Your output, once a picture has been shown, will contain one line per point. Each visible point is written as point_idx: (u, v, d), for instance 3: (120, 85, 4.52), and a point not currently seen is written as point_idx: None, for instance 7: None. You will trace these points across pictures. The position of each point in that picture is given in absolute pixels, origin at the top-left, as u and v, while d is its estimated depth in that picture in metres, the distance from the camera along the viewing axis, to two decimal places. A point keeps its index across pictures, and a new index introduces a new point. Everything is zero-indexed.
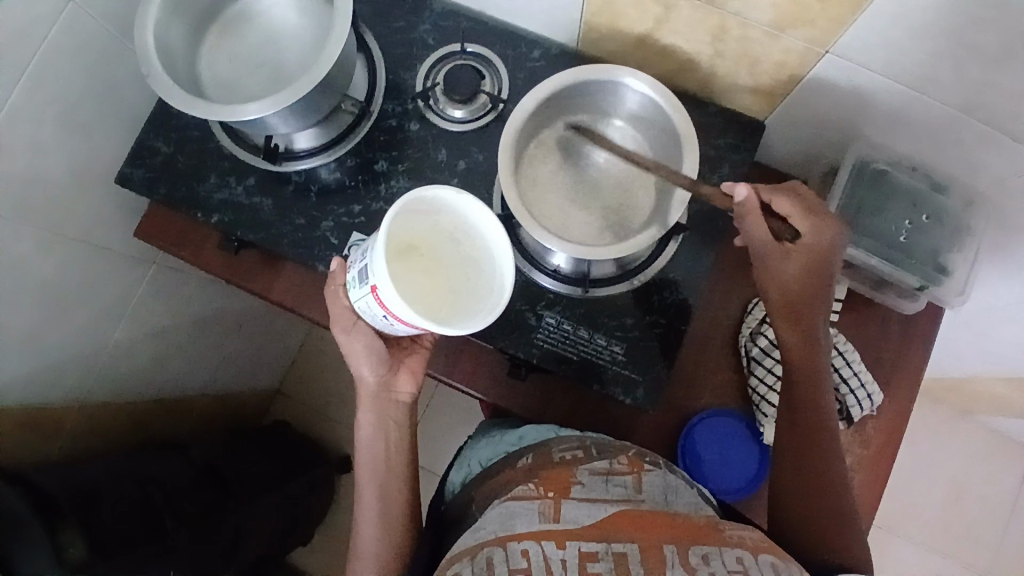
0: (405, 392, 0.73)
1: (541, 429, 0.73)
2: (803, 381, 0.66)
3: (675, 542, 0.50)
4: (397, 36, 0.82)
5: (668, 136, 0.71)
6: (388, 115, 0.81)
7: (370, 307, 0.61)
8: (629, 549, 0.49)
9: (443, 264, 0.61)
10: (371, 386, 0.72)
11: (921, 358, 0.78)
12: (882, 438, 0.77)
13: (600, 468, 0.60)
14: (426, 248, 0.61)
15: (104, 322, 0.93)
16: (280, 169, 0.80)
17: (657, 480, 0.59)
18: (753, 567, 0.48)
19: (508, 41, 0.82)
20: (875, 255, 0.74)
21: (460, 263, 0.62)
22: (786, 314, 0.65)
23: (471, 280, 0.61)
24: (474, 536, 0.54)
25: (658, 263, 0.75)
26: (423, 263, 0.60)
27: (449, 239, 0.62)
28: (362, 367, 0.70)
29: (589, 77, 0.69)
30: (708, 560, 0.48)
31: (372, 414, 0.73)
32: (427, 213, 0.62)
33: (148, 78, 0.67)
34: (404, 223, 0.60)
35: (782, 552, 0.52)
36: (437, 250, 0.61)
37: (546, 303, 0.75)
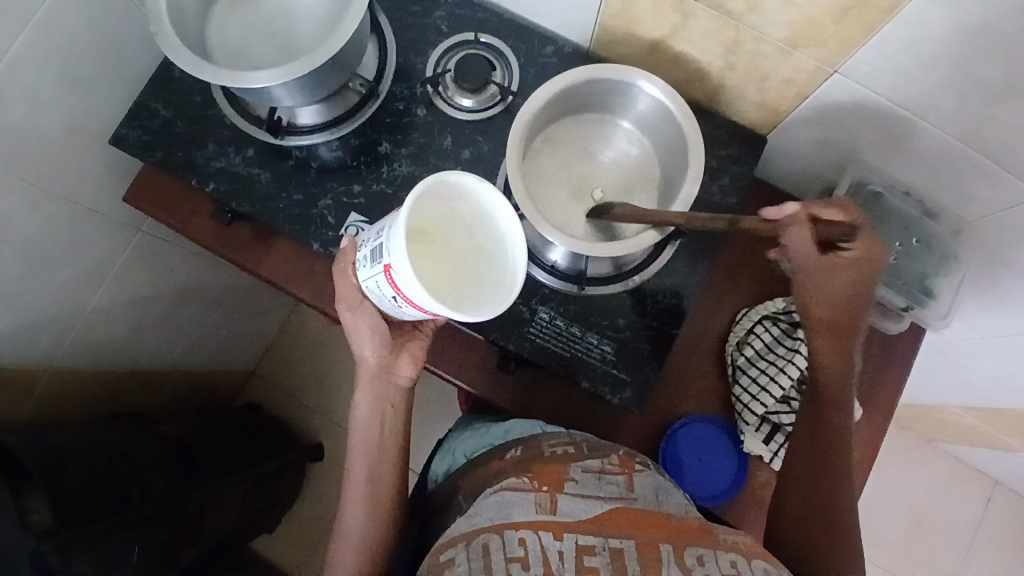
0: (405, 374, 0.73)
1: (527, 423, 0.73)
2: (826, 393, 0.68)
3: (672, 542, 0.51)
4: (411, 21, 0.82)
5: (674, 140, 0.71)
6: (396, 98, 0.80)
7: (380, 288, 0.61)
8: (626, 544, 0.50)
9: (456, 251, 0.61)
10: (371, 367, 0.71)
11: (899, 380, 0.80)
12: (856, 454, 0.79)
13: (592, 465, 0.60)
14: (439, 234, 0.61)
15: (84, 285, 0.90)
16: (280, 142, 0.78)
17: (648, 482, 0.60)
18: (746, 571, 0.49)
19: (522, 36, 0.82)
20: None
21: (472, 250, 0.62)
22: (824, 329, 0.67)
23: (483, 268, 0.62)
24: (468, 522, 0.54)
25: (653, 267, 0.76)
26: (439, 250, 0.61)
27: (463, 226, 0.62)
28: (365, 347, 0.70)
29: (603, 76, 0.69)
30: (703, 561, 0.49)
31: (371, 395, 0.73)
32: (445, 196, 0.62)
33: (157, 35, 0.66)
34: (423, 206, 0.60)
35: (772, 558, 0.53)
36: (451, 236, 0.62)
37: (540, 298, 0.75)
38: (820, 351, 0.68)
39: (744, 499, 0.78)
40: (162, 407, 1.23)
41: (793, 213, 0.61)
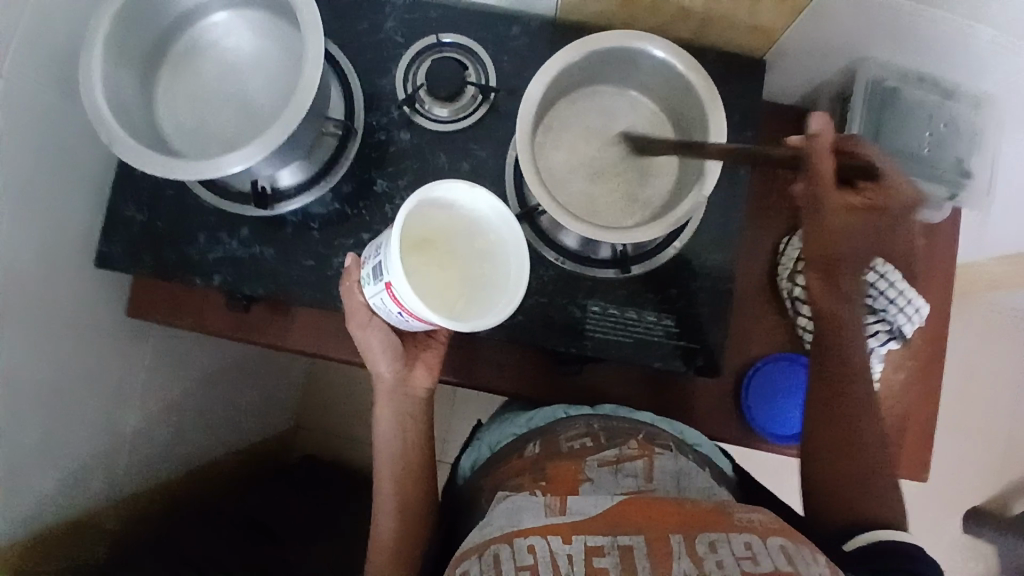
0: (422, 386, 0.72)
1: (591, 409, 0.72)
2: (829, 333, 0.66)
3: (683, 531, 0.48)
4: (365, 42, 0.75)
5: (679, 92, 0.67)
6: (375, 129, 0.75)
7: (386, 304, 0.60)
8: (636, 541, 0.48)
9: (461, 257, 0.60)
10: (388, 382, 0.70)
11: (946, 266, 0.81)
12: (927, 348, 0.80)
13: (609, 457, 0.61)
14: (441, 243, 0.60)
15: (117, 409, 0.86)
16: (272, 212, 0.73)
17: (668, 466, 0.60)
18: (762, 551, 0.46)
19: (483, 24, 0.76)
20: (903, 173, 0.74)
21: (473, 255, 0.60)
22: (817, 265, 0.64)
23: (492, 268, 0.60)
24: (482, 533, 0.53)
25: (687, 230, 0.73)
26: (437, 257, 0.59)
27: (463, 232, 0.60)
28: (380, 362, 0.68)
29: (596, 45, 0.64)
30: (715, 547, 0.46)
31: (389, 409, 0.72)
32: (438, 204, 0.60)
33: (113, 146, 0.59)
34: (418, 218, 0.59)
35: (794, 531, 0.50)
36: (455, 241, 0.60)
37: (586, 292, 0.73)
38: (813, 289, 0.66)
39: None
40: None
41: (821, 126, 0.56)
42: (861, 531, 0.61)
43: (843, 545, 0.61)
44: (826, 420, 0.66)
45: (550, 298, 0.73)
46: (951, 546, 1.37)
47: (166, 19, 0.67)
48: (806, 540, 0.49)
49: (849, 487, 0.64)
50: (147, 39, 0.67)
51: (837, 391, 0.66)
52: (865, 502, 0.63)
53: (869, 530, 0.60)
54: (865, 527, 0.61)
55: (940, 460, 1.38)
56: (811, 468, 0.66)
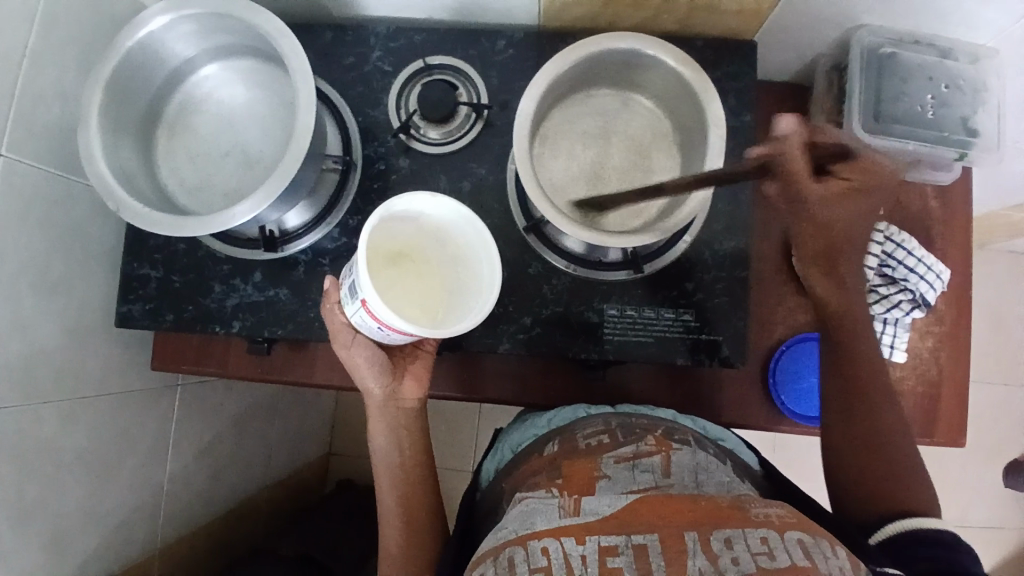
0: (412, 399, 0.73)
1: (621, 407, 0.72)
2: (837, 319, 0.68)
3: (696, 528, 0.48)
4: (354, 76, 0.76)
5: (672, 88, 0.67)
6: (374, 159, 0.75)
7: (365, 322, 0.61)
8: (648, 540, 0.48)
9: (433, 269, 0.63)
10: (378, 397, 0.71)
11: (964, 222, 0.79)
12: (953, 312, 0.80)
13: (625, 453, 0.60)
14: (414, 253, 0.63)
15: (153, 461, 0.88)
16: (283, 254, 0.74)
17: (685, 460, 0.59)
18: (779, 547, 0.45)
19: (468, 42, 0.76)
20: (909, 139, 0.73)
21: (447, 262, 0.64)
22: (813, 259, 0.68)
23: (464, 276, 0.63)
24: (497, 536, 0.53)
25: (696, 224, 0.72)
26: (408, 273, 0.62)
27: (434, 240, 0.63)
28: (367, 380, 0.70)
29: (581, 53, 0.64)
30: (730, 543, 0.46)
31: (383, 422, 0.73)
32: (407, 217, 0.63)
33: (121, 212, 0.60)
34: (387, 232, 0.62)
35: (811, 525, 0.49)
36: (426, 254, 0.63)
37: (601, 296, 0.73)
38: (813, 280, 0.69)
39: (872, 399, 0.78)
40: (268, 527, 1.23)
41: (789, 127, 0.60)
42: (894, 517, 0.59)
43: (870, 533, 0.60)
44: (840, 406, 0.67)
45: (567, 306, 0.73)
46: (1001, 500, 1.35)
47: (156, 82, 0.68)
48: (824, 531, 0.49)
49: (873, 473, 0.63)
50: (140, 104, 0.68)
51: (850, 374, 0.67)
52: (891, 487, 0.61)
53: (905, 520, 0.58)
54: (897, 514, 0.59)
55: (978, 415, 1.36)
56: (835, 450, 0.66)
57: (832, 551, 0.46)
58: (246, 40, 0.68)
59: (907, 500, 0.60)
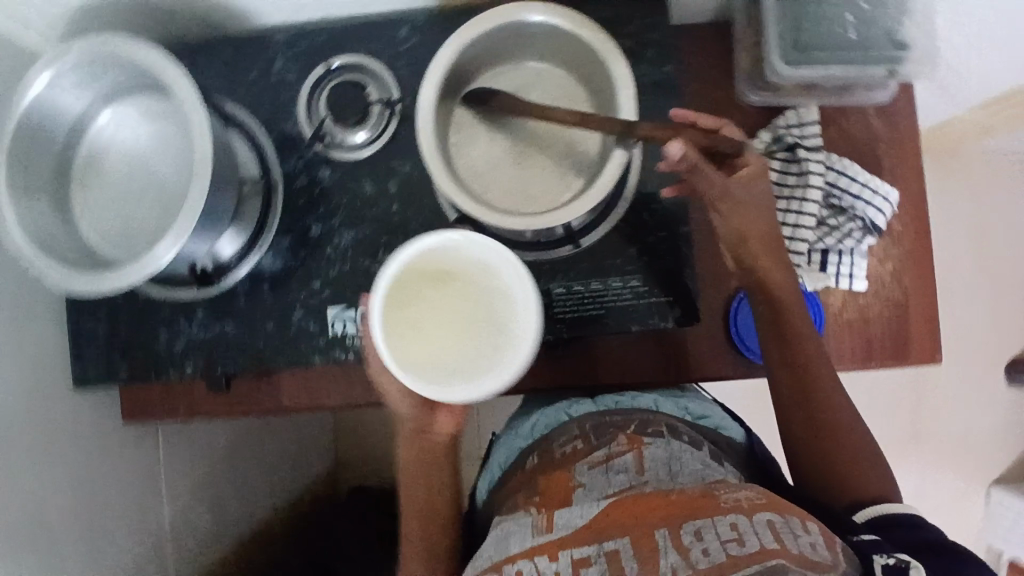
0: (444, 431, 0.73)
1: (601, 400, 0.75)
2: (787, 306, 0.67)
3: (667, 524, 0.47)
4: (260, 90, 0.73)
5: (579, 50, 0.64)
6: (295, 173, 0.72)
7: None
8: (621, 544, 0.47)
9: (471, 301, 0.61)
10: (410, 425, 0.72)
11: (913, 139, 0.77)
12: (913, 232, 0.77)
13: (598, 459, 0.62)
14: (453, 282, 0.61)
15: (151, 505, 0.86)
16: (221, 286, 0.73)
17: (658, 453, 0.62)
18: (748, 530, 0.45)
19: (372, 37, 0.73)
20: (829, 62, 0.69)
21: (489, 299, 0.61)
22: (745, 258, 0.68)
23: (504, 319, 0.61)
24: (475, 566, 0.52)
25: (630, 186, 0.71)
26: (442, 306, 0.61)
27: (476, 273, 0.62)
28: (405, 407, 0.70)
29: (476, 26, 0.61)
30: (700, 534, 0.45)
31: (410, 453, 0.74)
32: (456, 247, 0.61)
33: (43, 280, 0.61)
34: (422, 261, 0.61)
35: (781, 506, 0.49)
36: (466, 288, 0.62)
37: (545, 276, 0.71)
38: (770, 272, 0.68)
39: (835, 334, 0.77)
40: (283, 549, 1.23)
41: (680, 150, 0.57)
42: (867, 505, 0.63)
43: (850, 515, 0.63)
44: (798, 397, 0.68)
45: None
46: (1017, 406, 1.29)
47: (59, 137, 0.67)
48: (793, 508, 0.50)
49: (837, 463, 0.66)
50: (48, 161, 0.66)
51: (799, 367, 0.68)
52: (862, 480, 0.65)
53: (877, 506, 0.63)
54: (873, 501, 0.63)
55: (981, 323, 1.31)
56: (794, 446, 0.69)
57: (804, 533, 0.46)
58: (139, 75, 0.66)
59: (868, 492, 0.64)
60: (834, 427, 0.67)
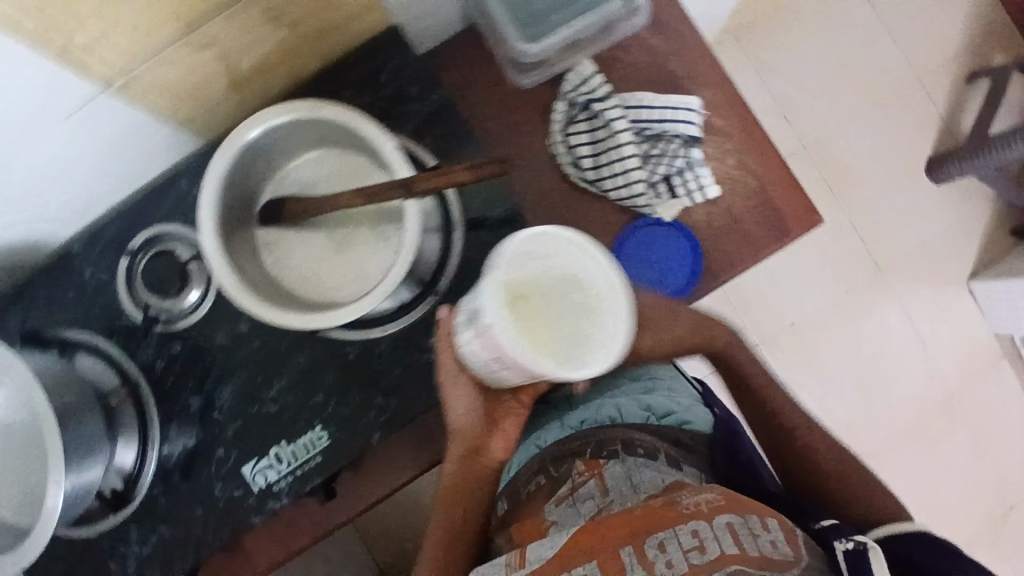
0: (497, 454, 0.68)
1: (568, 421, 0.78)
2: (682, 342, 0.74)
3: (630, 541, 0.51)
4: (85, 303, 0.72)
5: (331, 129, 0.61)
6: (151, 360, 0.71)
7: (478, 351, 0.56)
8: (591, 569, 0.50)
9: (551, 310, 0.51)
10: (460, 441, 0.67)
11: (696, 37, 0.77)
12: (740, 120, 0.77)
13: (563, 495, 0.65)
14: (538, 292, 0.51)
15: None
16: (137, 499, 0.71)
17: (617, 472, 0.66)
18: (708, 536, 0.51)
19: (157, 200, 0.72)
20: (565, 27, 0.75)
21: (570, 310, 0.51)
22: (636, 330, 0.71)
23: (593, 331, 0.51)
24: None
25: (456, 208, 0.71)
26: (522, 320, 0.50)
27: (566, 281, 0.52)
28: (456, 404, 0.65)
29: (218, 173, 0.57)
30: (664, 546, 0.50)
31: (452, 480, 0.68)
32: (541, 253, 0.52)
33: None
34: (512, 269, 0.51)
35: (734, 502, 0.56)
36: (548, 301, 0.51)
37: (426, 335, 0.70)
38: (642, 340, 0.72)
39: (717, 250, 0.78)
40: None
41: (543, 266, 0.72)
42: (880, 530, 0.68)
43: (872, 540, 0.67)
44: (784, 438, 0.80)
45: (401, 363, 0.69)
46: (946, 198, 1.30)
47: None
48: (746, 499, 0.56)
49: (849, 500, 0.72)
50: None
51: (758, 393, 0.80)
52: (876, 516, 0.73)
53: (888, 530, 0.67)
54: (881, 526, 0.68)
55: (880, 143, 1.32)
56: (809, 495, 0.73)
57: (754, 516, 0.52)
58: None
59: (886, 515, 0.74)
60: (824, 457, 0.78)
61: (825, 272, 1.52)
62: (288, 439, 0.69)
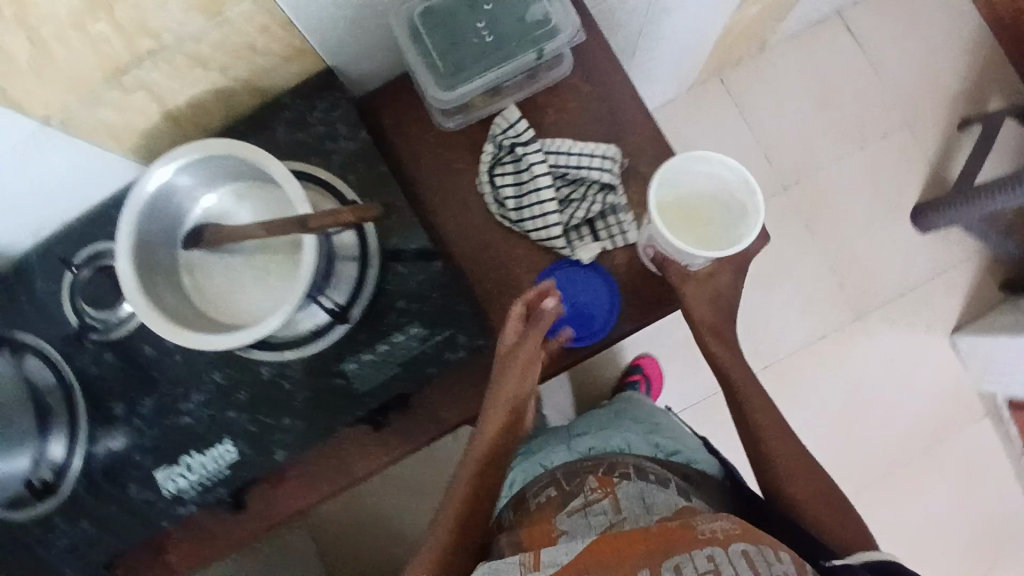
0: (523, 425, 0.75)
1: (573, 446, 0.79)
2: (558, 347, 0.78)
3: (650, 562, 0.54)
4: (33, 311, 0.78)
5: (242, 166, 0.65)
6: (86, 367, 0.76)
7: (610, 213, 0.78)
8: None
9: (713, 221, 0.71)
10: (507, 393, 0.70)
11: (625, 87, 0.80)
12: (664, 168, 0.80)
13: (575, 506, 0.68)
14: (709, 214, 0.72)
15: None
16: (62, 493, 0.74)
17: (630, 491, 0.68)
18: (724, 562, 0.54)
19: (105, 219, 0.78)
20: (486, 74, 0.72)
21: (728, 217, 0.71)
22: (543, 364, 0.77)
23: (714, 229, 0.71)
24: None
25: (371, 240, 0.72)
26: (690, 225, 0.71)
27: (725, 205, 0.71)
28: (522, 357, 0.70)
29: (135, 210, 0.61)
30: (680, 569, 0.53)
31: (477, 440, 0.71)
32: (712, 177, 0.71)
33: None
34: (688, 176, 0.71)
35: (750, 530, 0.58)
36: (711, 210, 0.71)
37: (336, 360, 0.73)
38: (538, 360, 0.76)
39: (634, 293, 0.79)
40: None
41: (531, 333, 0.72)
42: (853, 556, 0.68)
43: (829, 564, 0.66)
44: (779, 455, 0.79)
45: (311, 387, 0.73)
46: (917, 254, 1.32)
47: None
48: (765, 534, 0.58)
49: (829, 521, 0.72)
50: None
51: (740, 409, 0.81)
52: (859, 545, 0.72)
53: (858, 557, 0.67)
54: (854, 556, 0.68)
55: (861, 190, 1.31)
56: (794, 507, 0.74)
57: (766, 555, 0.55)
58: None
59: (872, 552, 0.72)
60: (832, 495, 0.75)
61: (800, 314, 1.51)
62: (201, 449, 0.74)
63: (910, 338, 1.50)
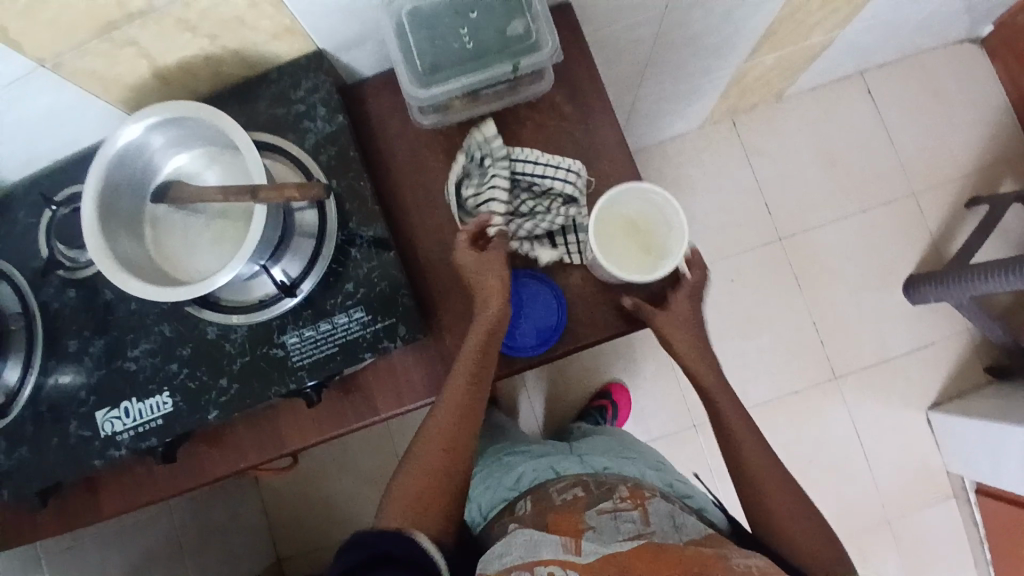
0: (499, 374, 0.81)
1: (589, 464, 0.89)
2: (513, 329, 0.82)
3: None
4: (10, 241, 0.82)
5: (212, 132, 0.69)
6: (47, 301, 0.80)
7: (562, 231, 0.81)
8: None
9: (652, 235, 0.78)
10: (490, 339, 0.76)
11: (603, 112, 0.82)
12: None
13: (606, 507, 0.73)
14: (646, 226, 0.78)
15: None
16: (10, 416, 0.78)
17: (661, 508, 0.73)
18: None
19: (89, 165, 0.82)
20: (458, 79, 0.75)
21: (664, 231, 0.78)
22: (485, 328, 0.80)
23: (657, 240, 0.78)
24: (500, 561, 0.65)
25: (330, 223, 0.75)
26: (630, 242, 0.77)
27: (662, 220, 0.78)
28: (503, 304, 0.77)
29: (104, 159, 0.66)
30: None
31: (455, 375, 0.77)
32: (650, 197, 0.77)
33: None
34: (625, 198, 0.77)
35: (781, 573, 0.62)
36: (651, 225, 0.78)
37: (278, 331, 0.75)
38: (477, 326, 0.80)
39: (584, 311, 0.79)
40: None
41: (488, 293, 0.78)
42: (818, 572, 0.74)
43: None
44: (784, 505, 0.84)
45: (250, 354, 0.75)
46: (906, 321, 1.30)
47: None
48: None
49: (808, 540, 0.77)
50: None
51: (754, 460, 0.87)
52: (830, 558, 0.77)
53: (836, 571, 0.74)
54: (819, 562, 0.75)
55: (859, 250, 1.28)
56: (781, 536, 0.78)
57: None
58: None
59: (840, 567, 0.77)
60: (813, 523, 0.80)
61: (778, 367, 1.50)
62: (139, 396, 0.76)
63: (886, 409, 1.48)
